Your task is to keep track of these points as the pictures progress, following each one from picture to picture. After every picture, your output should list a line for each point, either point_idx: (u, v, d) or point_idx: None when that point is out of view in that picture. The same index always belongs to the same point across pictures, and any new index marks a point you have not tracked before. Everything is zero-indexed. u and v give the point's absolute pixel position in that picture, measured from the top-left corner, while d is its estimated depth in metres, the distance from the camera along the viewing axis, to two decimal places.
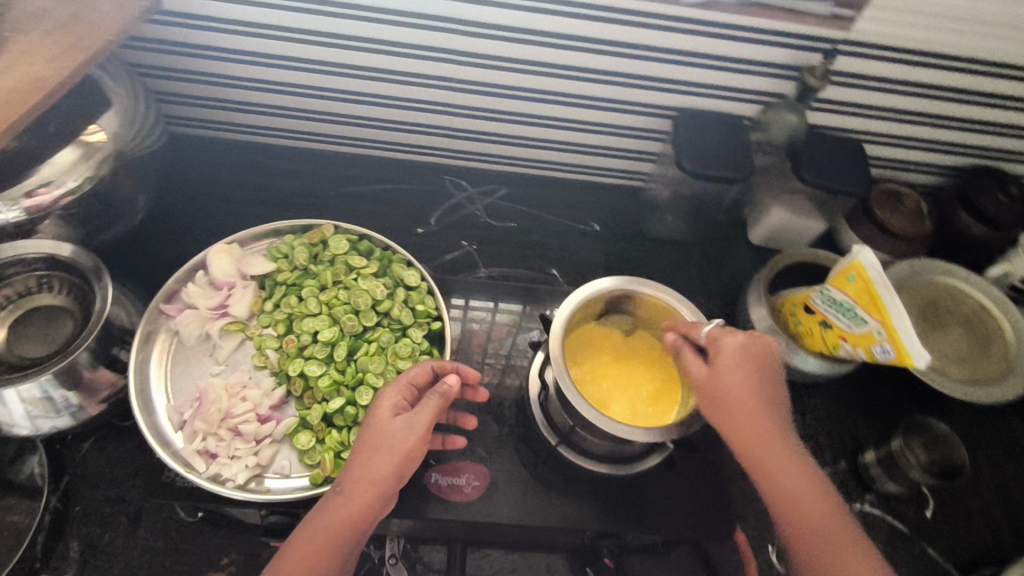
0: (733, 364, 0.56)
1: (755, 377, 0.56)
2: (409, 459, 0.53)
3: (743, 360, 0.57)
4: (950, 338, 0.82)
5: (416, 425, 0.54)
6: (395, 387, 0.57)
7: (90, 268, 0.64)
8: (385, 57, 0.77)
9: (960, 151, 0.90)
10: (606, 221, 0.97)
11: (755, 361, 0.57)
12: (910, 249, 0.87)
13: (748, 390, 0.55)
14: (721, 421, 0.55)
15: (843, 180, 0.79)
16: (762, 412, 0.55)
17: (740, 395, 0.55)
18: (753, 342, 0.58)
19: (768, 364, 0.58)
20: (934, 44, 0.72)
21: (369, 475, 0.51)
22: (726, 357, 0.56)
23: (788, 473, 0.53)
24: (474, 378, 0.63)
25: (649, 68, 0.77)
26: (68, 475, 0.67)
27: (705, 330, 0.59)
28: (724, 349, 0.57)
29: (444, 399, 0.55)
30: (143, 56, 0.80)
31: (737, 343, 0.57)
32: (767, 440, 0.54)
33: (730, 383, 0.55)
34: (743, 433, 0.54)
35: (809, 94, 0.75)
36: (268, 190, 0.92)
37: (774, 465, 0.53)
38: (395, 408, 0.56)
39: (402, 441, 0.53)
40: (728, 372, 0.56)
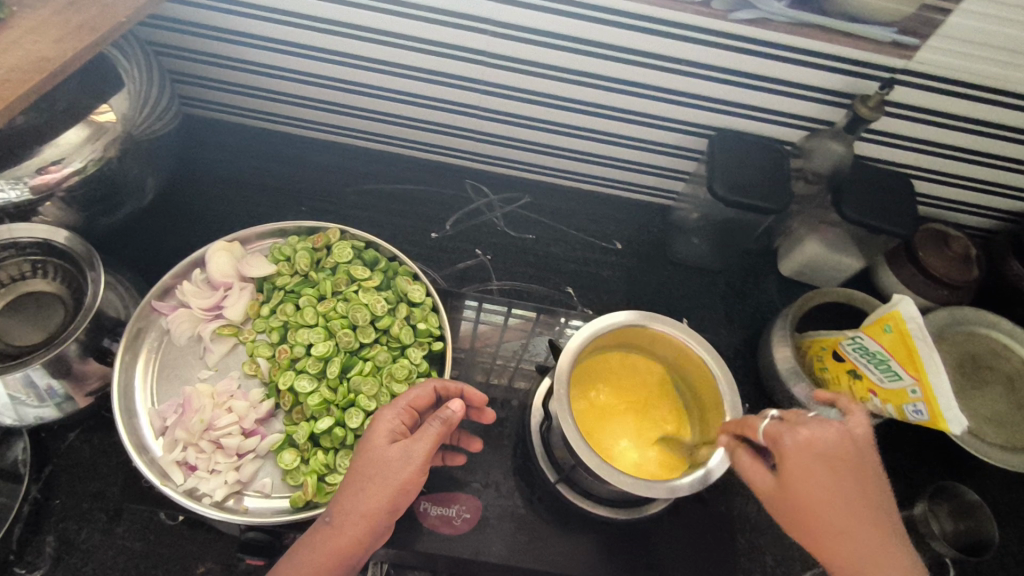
0: (807, 465, 0.46)
1: (840, 475, 0.46)
2: (402, 492, 0.49)
3: (821, 457, 0.46)
4: (991, 395, 0.76)
5: (412, 456, 0.49)
6: (393, 409, 0.52)
7: (83, 255, 0.63)
8: (412, 53, 0.73)
9: (1018, 194, 0.83)
10: (630, 239, 0.92)
11: (840, 454, 0.47)
12: (952, 297, 0.81)
13: (830, 486, 0.46)
14: (795, 525, 0.47)
15: (888, 219, 0.73)
16: (851, 515, 0.46)
17: (818, 501, 0.46)
18: (839, 434, 0.48)
19: (855, 456, 0.47)
20: (1005, 80, 0.66)
21: (359, 508, 0.48)
22: (795, 456, 0.46)
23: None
24: (480, 402, 0.58)
25: (689, 84, 0.72)
26: (51, 465, 0.66)
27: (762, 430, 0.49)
28: (788, 450, 0.47)
29: (446, 426, 0.51)
30: (162, 34, 0.77)
31: (802, 439, 0.47)
32: (861, 549, 0.45)
33: (804, 484, 0.46)
34: (824, 537, 0.46)
35: (860, 124, 0.69)
36: (282, 181, 0.89)
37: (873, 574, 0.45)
38: (392, 434, 0.51)
39: (396, 473, 0.49)
40: (800, 475, 0.46)
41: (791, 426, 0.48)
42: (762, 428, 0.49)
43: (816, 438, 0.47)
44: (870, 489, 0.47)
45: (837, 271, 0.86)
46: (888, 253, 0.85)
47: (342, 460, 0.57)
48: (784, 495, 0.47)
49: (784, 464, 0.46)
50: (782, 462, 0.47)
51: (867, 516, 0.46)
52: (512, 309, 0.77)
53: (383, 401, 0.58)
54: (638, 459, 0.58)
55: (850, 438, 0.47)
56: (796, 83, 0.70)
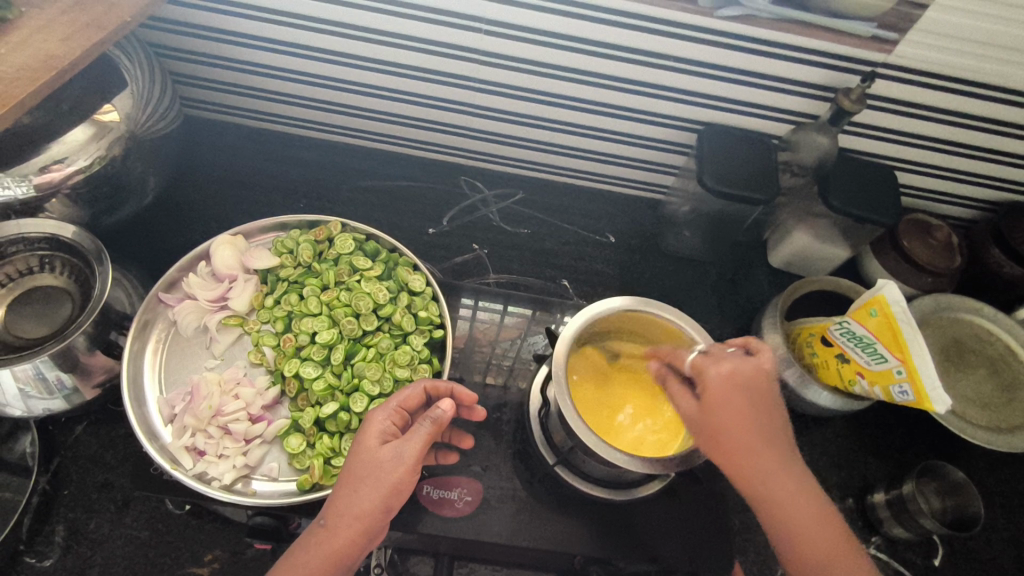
0: (725, 390, 0.50)
1: (753, 401, 0.50)
2: (394, 492, 0.50)
3: (740, 384, 0.50)
4: (975, 378, 0.78)
5: (404, 455, 0.51)
6: (385, 410, 0.54)
7: (90, 250, 0.64)
8: (407, 53, 0.75)
9: (998, 184, 0.86)
10: (623, 233, 0.94)
11: (754, 383, 0.51)
12: (936, 284, 0.83)
13: (744, 410, 0.50)
14: (708, 444, 0.50)
15: (872, 208, 0.75)
16: (759, 435, 0.49)
17: (734, 422, 0.49)
18: (754, 368, 0.52)
19: (768, 387, 0.51)
20: (980, 72, 0.68)
21: (354, 509, 0.49)
22: (717, 382, 0.50)
23: (782, 496, 0.49)
24: (469, 402, 0.57)
25: (677, 80, 0.74)
26: (59, 456, 0.67)
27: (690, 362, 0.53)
28: (710, 380, 0.50)
29: (437, 425, 0.52)
30: (162, 36, 0.78)
31: (723, 368, 0.51)
32: (765, 465, 0.49)
33: (723, 406, 0.49)
34: (733, 453, 0.49)
35: (843, 117, 0.72)
36: (282, 179, 0.90)
37: (772, 488, 0.49)
38: (384, 434, 0.53)
39: (388, 473, 0.50)
40: (719, 400, 0.50)
41: (713, 359, 0.52)
42: (689, 361, 0.52)
43: (734, 369, 0.51)
44: (778, 417, 0.51)
45: (824, 261, 0.89)
46: (874, 242, 0.87)
47: (348, 444, 0.58)
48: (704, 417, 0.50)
49: (708, 390, 0.50)
50: (705, 389, 0.50)
51: (774, 438, 0.50)
52: (509, 306, 0.78)
53: (386, 386, 0.60)
54: (638, 438, 0.60)
55: (764, 371, 0.52)
56: (782, 78, 0.73)
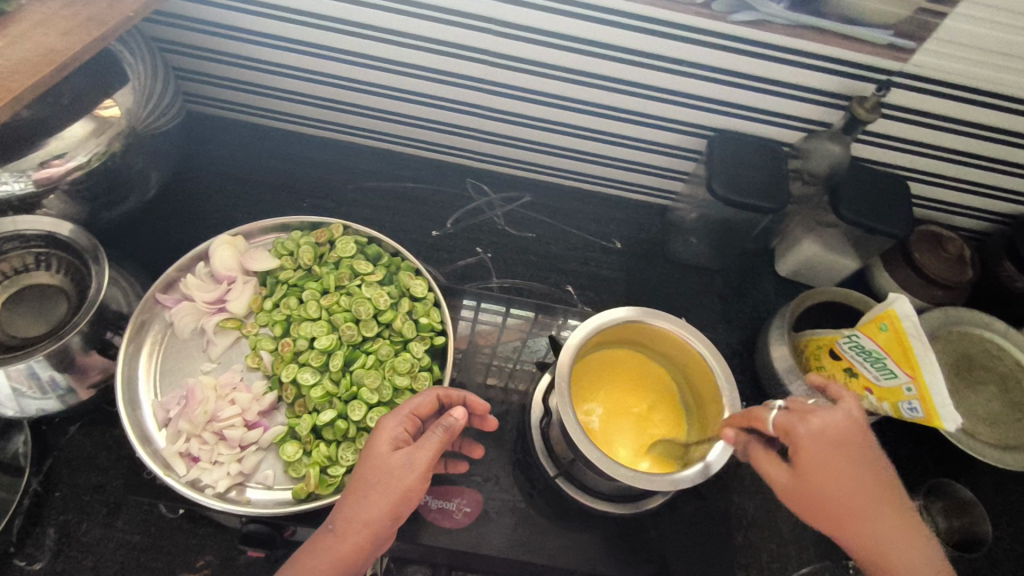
0: (823, 452, 0.47)
1: (854, 459, 0.48)
2: (404, 500, 0.48)
3: (835, 444, 0.48)
4: (985, 395, 0.77)
5: (416, 462, 0.49)
6: (396, 416, 0.52)
7: (88, 247, 0.63)
8: (415, 52, 0.74)
9: (1011, 197, 0.85)
10: (630, 238, 0.93)
11: (852, 438, 0.48)
12: (947, 297, 0.82)
13: (846, 469, 0.48)
14: (807, 509, 0.49)
15: (884, 220, 0.74)
16: (864, 493, 0.48)
17: (836, 483, 0.47)
18: (846, 419, 0.49)
19: (865, 438, 0.49)
20: (998, 83, 0.67)
21: (362, 516, 0.48)
22: (814, 444, 0.48)
23: (898, 549, 0.48)
24: (482, 410, 0.58)
25: (688, 85, 0.73)
26: (52, 457, 0.66)
27: (771, 420, 0.50)
28: (802, 442, 0.48)
29: (448, 434, 0.51)
30: (165, 31, 0.77)
31: (814, 427, 0.48)
32: (875, 527, 0.48)
33: (820, 469, 0.47)
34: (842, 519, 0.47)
35: (857, 126, 0.70)
36: (285, 177, 0.89)
37: (889, 546, 0.47)
38: (396, 440, 0.51)
39: (398, 480, 0.49)
40: (815, 464, 0.47)
41: (801, 416, 0.49)
42: (773, 421, 0.50)
43: (825, 426, 0.48)
44: (880, 466, 0.49)
45: (832, 271, 0.87)
46: (883, 254, 0.85)
47: (344, 453, 0.57)
48: (800, 486, 0.48)
49: (802, 454, 0.48)
50: (799, 453, 0.48)
51: (880, 492, 0.48)
52: (512, 310, 0.76)
53: (385, 394, 0.59)
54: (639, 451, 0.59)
55: (858, 422, 0.49)
56: (796, 85, 0.71)
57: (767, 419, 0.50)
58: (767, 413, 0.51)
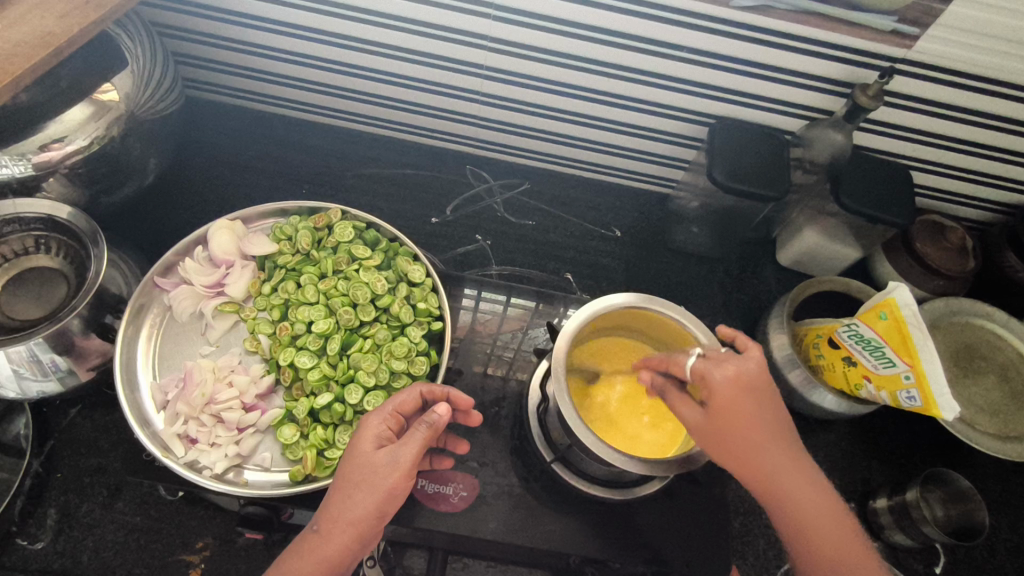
0: (733, 394, 0.48)
1: (760, 403, 0.49)
2: (390, 498, 0.49)
3: (744, 389, 0.49)
4: (985, 385, 0.76)
5: (400, 460, 0.50)
6: (380, 413, 0.53)
7: (86, 231, 0.64)
8: (415, 38, 0.74)
9: (1016, 187, 0.84)
10: (630, 227, 0.93)
11: (761, 383, 0.50)
12: (948, 287, 0.81)
13: (754, 412, 0.49)
14: (718, 449, 0.49)
15: (885, 208, 0.73)
16: (771, 435, 0.49)
17: (745, 424, 0.48)
18: (759, 366, 0.50)
19: (772, 386, 0.50)
20: (1003, 71, 0.66)
21: (347, 515, 0.48)
22: (724, 386, 0.49)
23: (796, 491, 0.48)
24: (464, 406, 0.55)
25: (690, 72, 0.73)
26: (53, 439, 0.66)
27: (689, 366, 0.51)
28: (715, 381, 0.49)
29: (433, 430, 0.51)
30: (165, 15, 0.77)
31: (728, 371, 0.49)
32: (773, 467, 0.49)
33: (731, 412, 0.48)
34: (742, 457, 0.48)
35: (859, 114, 0.70)
36: (286, 163, 0.89)
37: (790, 488, 0.48)
38: (379, 438, 0.52)
39: (383, 479, 0.49)
40: (724, 405, 0.48)
41: (716, 363, 0.50)
42: (690, 367, 0.51)
43: (739, 370, 0.49)
44: (783, 414, 0.50)
45: (833, 261, 0.87)
46: (885, 244, 0.85)
47: (341, 436, 0.57)
48: (710, 421, 0.49)
49: (714, 397, 0.49)
50: (710, 395, 0.49)
51: (782, 436, 0.49)
52: (511, 298, 0.76)
53: (382, 377, 0.59)
54: (637, 436, 0.59)
55: (767, 369, 0.50)
56: (799, 72, 0.71)
57: (687, 364, 0.51)
58: (686, 360, 0.52)
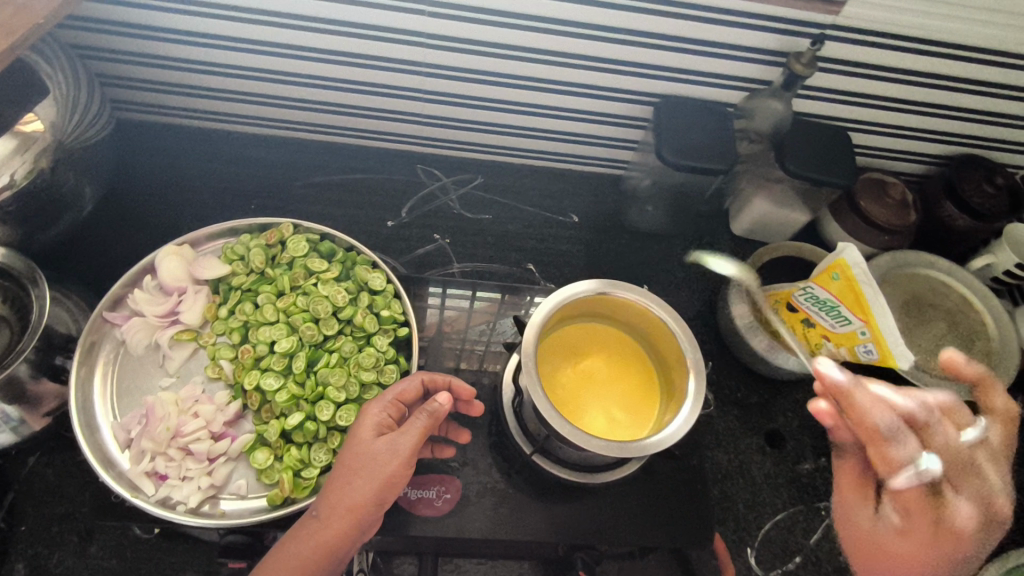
0: (915, 514, 0.51)
1: (930, 539, 0.50)
2: (388, 485, 0.49)
3: (928, 507, 0.50)
4: (935, 331, 0.79)
5: (400, 447, 0.50)
6: (380, 403, 0.53)
7: (24, 271, 0.61)
8: (349, 40, 0.72)
9: (948, 140, 0.87)
10: (586, 211, 0.93)
11: (951, 507, 0.50)
12: (894, 241, 0.84)
13: (913, 540, 0.51)
14: (847, 487, 0.57)
15: (827, 171, 0.76)
16: (917, 561, 0.51)
17: (912, 548, 0.51)
18: (931, 480, 0.50)
19: (956, 522, 0.50)
20: (926, 29, 0.68)
21: (346, 501, 0.48)
22: (895, 476, 0.52)
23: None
24: (468, 395, 0.58)
25: (629, 53, 0.73)
26: (13, 491, 0.64)
27: (873, 426, 0.53)
28: (884, 466, 0.52)
29: (434, 419, 0.51)
30: (84, 36, 0.73)
31: (907, 471, 0.51)
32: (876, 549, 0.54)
33: (908, 533, 0.51)
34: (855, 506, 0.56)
35: (796, 81, 0.72)
36: (230, 179, 0.87)
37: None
38: (379, 426, 0.52)
39: (383, 465, 0.49)
40: (908, 518, 0.51)
41: (919, 463, 0.51)
42: (906, 467, 0.51)
43: (925, 477, 0.50)
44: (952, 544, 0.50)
45: (784, 226, 0.89)
46: (831, 204, 0.88)
47: (317, 454, 0.56)
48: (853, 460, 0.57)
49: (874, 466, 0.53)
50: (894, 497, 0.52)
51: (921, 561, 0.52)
52: (476, 293, 0.76)
53: (353, 391, 0.59)
54: (611, 422, 0.60)
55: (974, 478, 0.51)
56: (734, 45, 0.72)
57: (876, 422, 0.53)
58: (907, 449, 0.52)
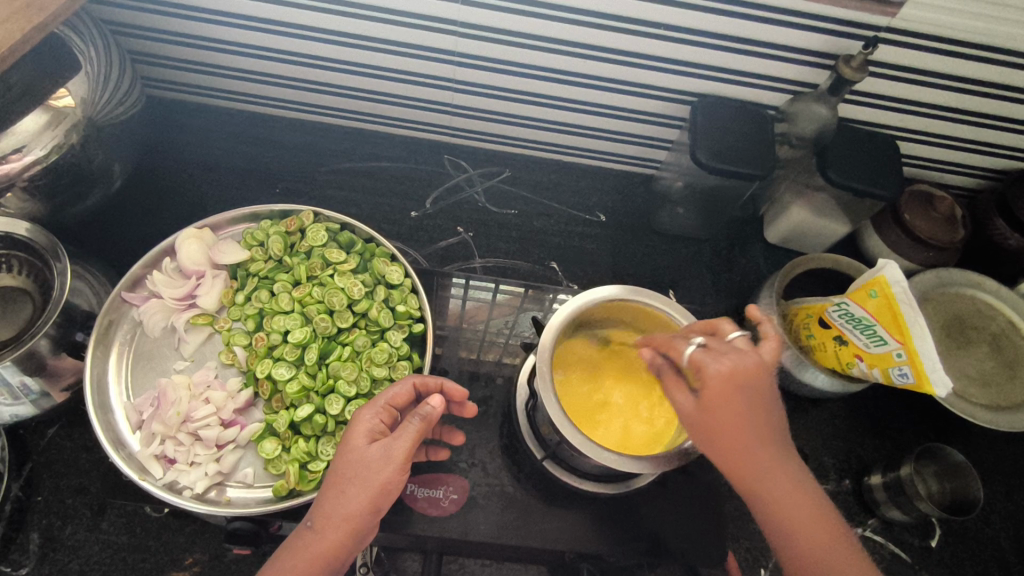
0: (726, 390, 0.44)
1: (754, 398, 0.45)
2: (383, 492, 0.48)
3: (730, 382, 0.44)
4: (977, 356, 0.75)
5: (394, 453, 0.48)
6: (372, 408, 0.51)
7: (47, 246, 0.61)
8: (381, 26, 0.71)
9: (1004, 153, 0.82)
10: (614, 210, 0.91)
11: (755, 378, 0.45)
12: (938, 258, 0.80)
13: (748, 410, 0.45)
14: (705, 442, 0.46)
15: (872, 182, 0.71)
16: (758, 434, 0.45)
17: (733, 424, 0.44)
18: (755, 361, 0.46)
19: (768, 380, 0.46)
20: (992, 36, 0.64)
21: (341, 510, 0.47)
22: (718, 378, 0.44)
23: (797, 513, 0.45)
24: (459, 396, 0.56)
25: (668, 49, 0.70)
26: (31, 462, 0.65)
27: (687, 354, 0.47)
28: (708, 374, 0.45)
29: (427, 423, 0.50)
30: (118, 12, 0.73)
31: (723, 364, 0.45)
32: (754, 461, 0.45)
33: (720, 408, 0.44)
34: (718, 441, 0.45)
35: (844, 86, 0.68)
36: (257, 161, 0.86)
37: (768, 480, 0.45)
38: (372, 433, 0.51)
39: (377, 471, 0.48)
40: (716, 399, 0.44)
41: (715, 354, 0.46)
42: (688, 354, 0.47)
43: (737, 366, 0.45)
44: (775, 404, 0.46)
45: (822, 236, 0.85)
46: (874, 218, 0.84)
47: (324, 447, 0.56)
48: (699, 414, 0.45)
49: (707, 388, 0.45)
50: (703, 387, 0.45)
51: (774, 437, 0.46)
52: (500, 285, 0.74)
53: (363, 386, 0.58)
54: (626, 431, 0.58)
55: (765, 365, 0.46)
56: (780, 45, 0.68)
57: (685, 351, 0.47)
58: (685, 347, 0.47)
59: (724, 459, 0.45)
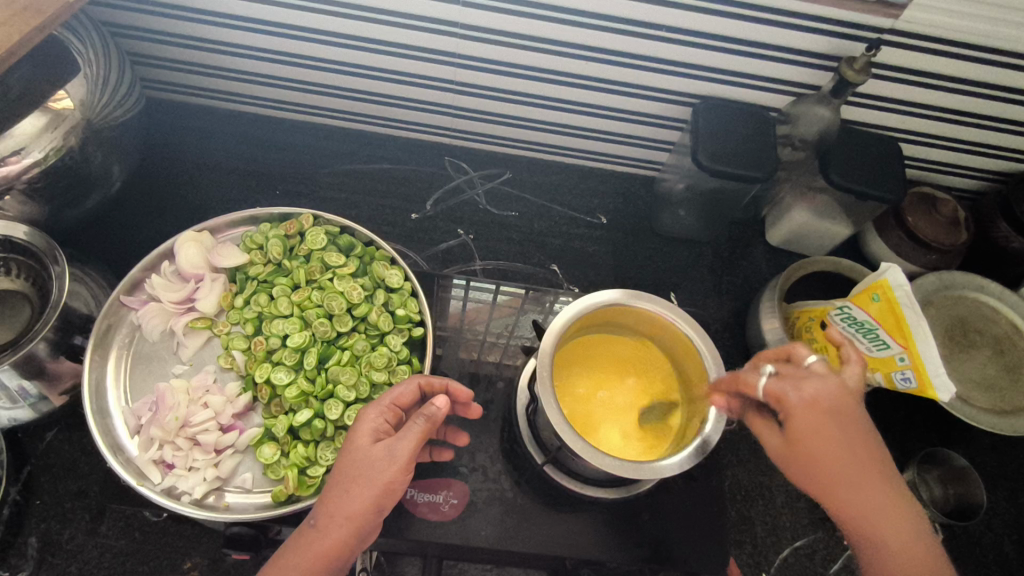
0: (816, 418, 0.43)
1: (850, 427, 0.43)
2: (387, 492, 0.47)
3: (830, 409, 0.43)
4: (980, 360, 0.75)
5: (398, 453, 0.48)
6: (376, 408, 0.51)
7: (45, 250, 0.61)
8: (381, 28, 0.70)
9: (1008, 155, 0.82)
10: (615, 212, 0.90)
11: (845, 407, 0.44)
12: (940, 261, 0.80)
13: (849, 441, 0.43)
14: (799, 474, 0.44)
15: (874, 184, 0.71)
16: (865, 466, 0.43)
17: (833, 453, 0.43)
18: (840, 387, 0.44)
19: (857, 407, 0.44)
20: (996, 38, 0.63)
21: (345, 509, 0.46)
22: (806, 407, 0.43)
23: (913, 551, 0.42)
24: (464, 397, 0.55)
25: (670, 51, 0.69)
26: (30, 465, 0.64)
27: (761, 386, 0.46)
28: (794, 403, 0.44)
29: (431, 423, 0.49)
30: (117, 14, 0.73)
31: (809, 393, 0.44)
32: (852, 490, 0.42)
33: (812, 438, 0.43)
34: (822, 468, 0.43)
35: (847, 88, 0.67)
36: (257, 163, 0.86)
37: (869, 508, 0.42)
38: (377, 432, 0.50)
39: (381, 472, 0.47)
40: (811, 429, 0.43)
41: (794, 381, 0.45)
42: (762, 385, 0.45)
43: (822, 394, 0.44)
44: (873, 432, 0.44)
45: (824, 238, 0.85)
46: (876, 219, 0.84)
47: (323, 453, 0.56)
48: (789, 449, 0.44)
49: (794, 417, 0.43)
50: (791, 418, 0.44)
51: (877, 469, 0.43)
52: (501, 287, 0.75)
53: (362, 391, 0.58)
54: (625, 438, 0.58)
55: (850, 389, 0.44)
56: (782, 47, 0.68)
57: (760, 385, 0.46)
58: (757, 379, 0.46)
59: (818, 491, 0.43)
